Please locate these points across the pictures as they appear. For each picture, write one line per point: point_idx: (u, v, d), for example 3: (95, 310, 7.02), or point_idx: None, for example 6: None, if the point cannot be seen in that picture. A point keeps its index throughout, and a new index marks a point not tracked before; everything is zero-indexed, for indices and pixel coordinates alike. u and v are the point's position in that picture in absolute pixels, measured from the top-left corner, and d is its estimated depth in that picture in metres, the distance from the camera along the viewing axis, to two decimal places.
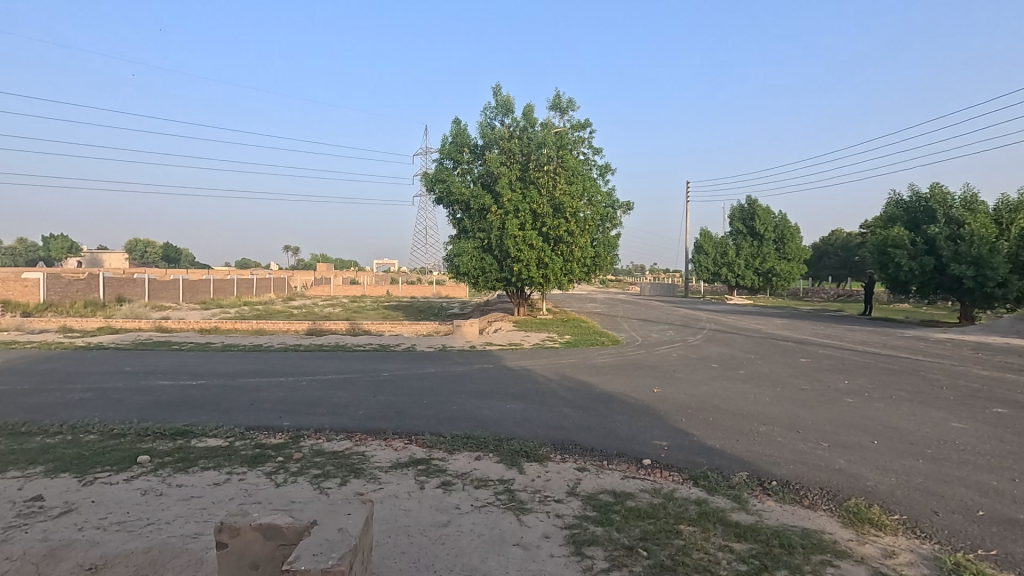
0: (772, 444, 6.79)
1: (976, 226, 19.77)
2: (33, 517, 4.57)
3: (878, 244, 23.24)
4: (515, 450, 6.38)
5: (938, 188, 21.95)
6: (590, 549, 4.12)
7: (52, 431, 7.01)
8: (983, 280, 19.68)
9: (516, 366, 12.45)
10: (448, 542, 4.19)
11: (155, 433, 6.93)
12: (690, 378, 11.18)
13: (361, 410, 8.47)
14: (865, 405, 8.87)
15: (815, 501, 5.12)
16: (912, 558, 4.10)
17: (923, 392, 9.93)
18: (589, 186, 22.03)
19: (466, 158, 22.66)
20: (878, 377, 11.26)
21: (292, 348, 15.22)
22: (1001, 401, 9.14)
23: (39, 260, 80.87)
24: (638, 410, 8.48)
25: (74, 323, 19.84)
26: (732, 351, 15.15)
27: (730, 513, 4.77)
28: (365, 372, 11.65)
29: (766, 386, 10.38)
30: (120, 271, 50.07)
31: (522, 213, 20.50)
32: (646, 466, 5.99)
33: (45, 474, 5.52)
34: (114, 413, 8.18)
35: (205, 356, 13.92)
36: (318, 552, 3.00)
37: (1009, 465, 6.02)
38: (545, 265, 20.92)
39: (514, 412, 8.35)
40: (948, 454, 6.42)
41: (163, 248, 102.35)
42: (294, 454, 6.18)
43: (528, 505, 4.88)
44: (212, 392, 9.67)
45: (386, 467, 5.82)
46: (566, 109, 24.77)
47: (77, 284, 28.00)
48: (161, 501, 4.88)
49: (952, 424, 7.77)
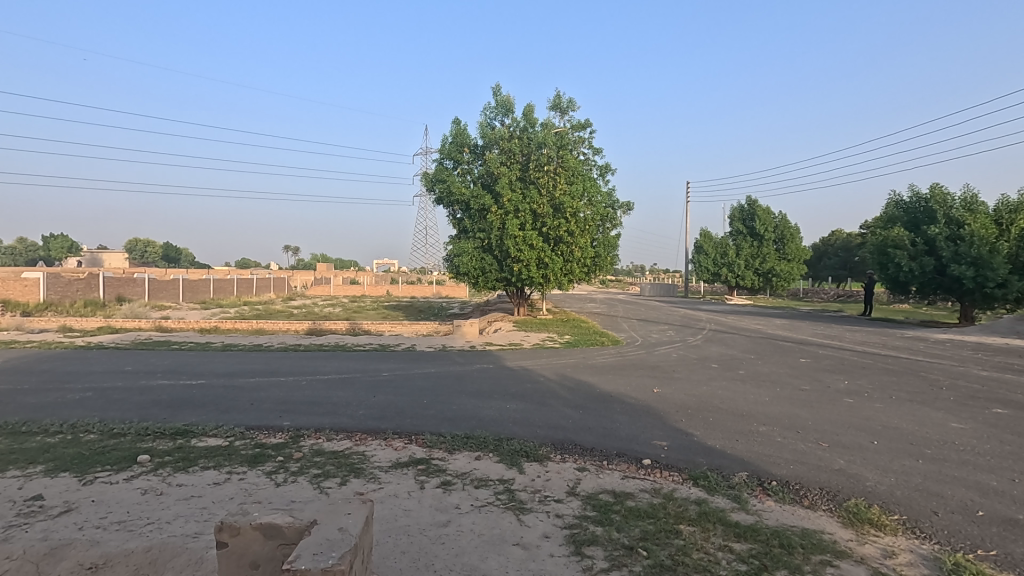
0: (772, 444, 6.80)
1: (976, 226, 19.77)
2: (33, 518, 4.57)
3: (879, 245, 23.23)
4: (515, 449, 6.39)
5: (937, 188, 21.94)
6: (590, 549, 4.12)
7: (52, 431, 6.99)
8: (983, 280, 19.70)
9: (516, 366, 12.46)
10: (448, 542, 4.19)
11: (155, 432, 6.91)
12: (690, 378, 11.19)
13: (362, 410, 8.46)
14: (864, 405, 8.88)
15: (815, 501, 5.13)
16: (911, 559, 4.10)
17: (922, 392, 9.95)
18: (589, 186, 22.05)
19: (466, 158, 22.67)
20: (878, 377, 11.29)
21: (292, 348, 15.20)
22: (1001, 401, 9.16)
23: (40, 259, 81.00)
24: (638, 410, 8.49)
25: (73, 323, 19.78)
26: (731, 351, 15.18)
27: (730, 513, 4.77)
28: (365, 372, 11.64)
29: (766, 386, 10.39)
30: (119, 271, 48.95)
31: (522, 213, 20.50)
32: (646, 466, 5.99)
33: (45, 474, 5.51)
34: (114, 413, 8.16)
35: (205, 356, 13.89)
36: (318, 552, 3.00)
37: (1009, 466, 6.03)
38: (546, 266, 20.93)
39: (515, 412, 8.36)
40: (947, 454, 6.44)
41: (163, 248, 102.59)
42: (294, 454, 6.17)
43: (528, 505, 4.88)
44: (212, 392, 9.65)
45: (386, 466, 5.82)
46: (566, 109, 24.81)
47: (77, 284, 27.96)
48: (161, 501, 4.88)
49: (952, 424, 7.79)
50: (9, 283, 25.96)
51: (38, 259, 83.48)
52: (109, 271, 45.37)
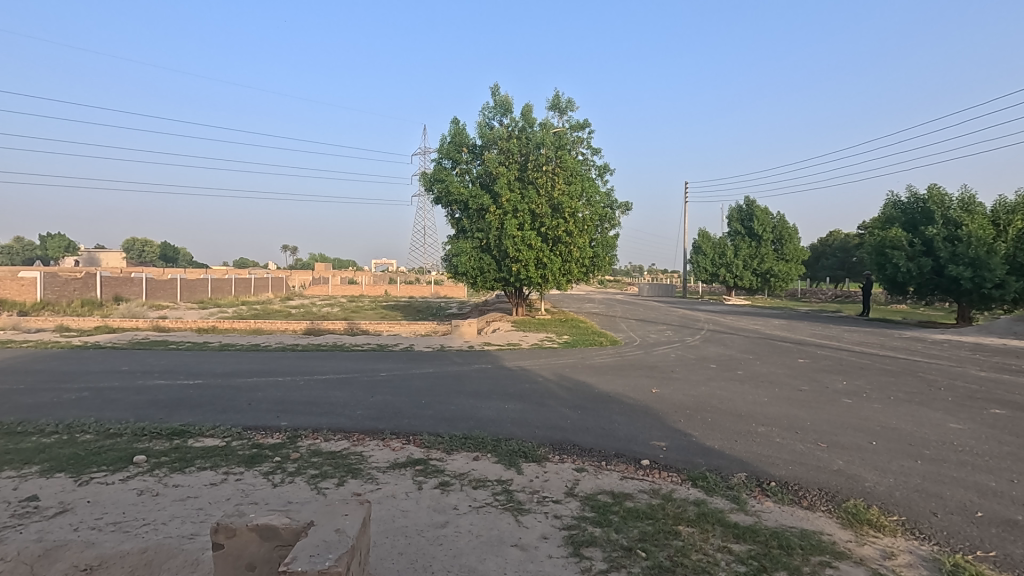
0: (771, 444, 6.80)
1: (974, 227, 19.77)
2: (28, 518, 4.55)
3: (877, 246, 23.20)
4: (513, 450, 6.36)
5: (935, 189, 21.93)
6: (589, 550, 4.10)
7: (48, 431, 6.96)
8: (980, 281, 19.74)
9: (514, 366, 12.47)
10: (445, 542, 4.17)
11: (152, 432, 6.89)
12: (689, 378, 11.20)
13: (359, 410, 8.44)
14: (862, 405, 8.88)
15: (813, 501, 5.12)
16: (910, 560, 4.09)
17: (920, 392, 9.97)
18: (589, 186, 22.08)
19: (464, 158, 22.64)
20: (877, 377, 11.32)
21: (290, 348, 15.17)
22: (999, 402, 9.18)
23: (37, 258, 80.84)
24: (637, 410, 8.48)
25: (70, 322, 19.68)
26: (729, 352, 15.14)
27: (727, 514, 4.74)
28: (363, 372, 11.61)
29: (764, 387, 10.37)
30: (120, 271, 47.66)
31: (521, 212, 20.47)
32: (645, 466, 5.99)
33: (40, 474, 5.49)
34: (111, 413, 8.12)
35: (201, 356, 13.81)
36: (313, 554, 2.97)
37: (1008, 466, 6.03)
38: (545, 266, 20.90)
39: (513, 412, 8.36)
40: (946, 455, 6.43)
41: (162, 247, 102.63)
42: (292, 454, 6.16)
43: (526, 506, 4.87)
44: (208, 392, 9.59)
45: (385, 467, 5.81)
46: (565, 110, 24.87)
47: (74, 284, 27.88)
48: (157, 501, 4.86)
49: (950, 424, 7.80)
50: (7, 283, 25.92)
51: (36, 260, 83.15)
52: (110, 271, 44.54)
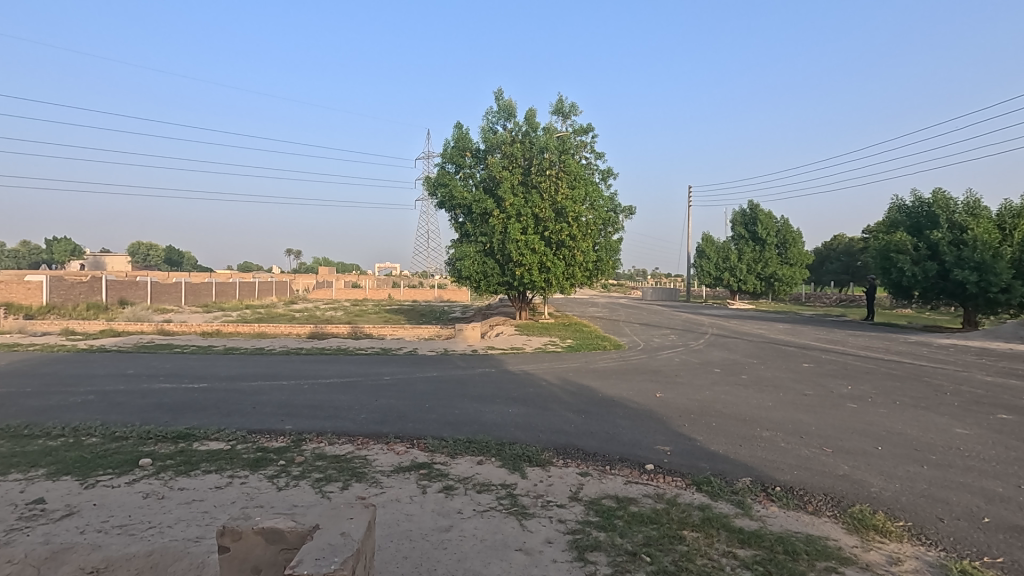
0: (777, 450, 6.77)
1: (979, 231, 19.72)
2: (35, 520, 4.57)
3: (881, 250, 23.10)
4: (517, 454, 6.36)
5: (939, 193, 21.84)
6: (594, 554, 4.10)
7: (56, 434, 6.99)
8: (986, 285, 19.64)
9: (518, 370, 12.47)
10: (449, 546, 4.17)
11: (157, 436, 6.92)
12: (693, 383, 11.15)
13: (363, 414, 8.43)
14: (868, 410, 8.84)
15: (819, 507, 5.09)
16: (917, 566, 4.06)
17: (926, 397, 9.91)
18: (592, 190, 22.01)
19: (467, 163, 22.71)
20: (882, 382, 11.27)
21: (294, 351, 15.17)
22: (1005, 407, 9.09)
23: (43, 262, 81.75)
24: (640, 414, 8.48)
25: (75, 326, 19.70)
26: (733, 356, 15.08)
27: (733, 519, 4.73)
28: (367, 376, 11.61)
29: (769, 391, 10.31)
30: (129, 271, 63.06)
31: (524, 217, 20.51)
32: (649, 471, 5.97)
33: (47, 476, 5.52)
34: (117, 416, 8.16)
35: (207, 359, 13.84)
36: (319, 557, 2.98)
37: (1014, 471, 6.00)
38: (548, 270, 20.89)
39: (517, 416, 8.35)
40: (951, 460, 6.39)
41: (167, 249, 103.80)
42: (296, 458, 6.17)
43: (530, 510, 4.86)
44: (213, 396, 9.61)
45: (388, 471, 5.81)
46: (568, 114, 24.95)
47: (80, 288, 27.99)
48: (162, 504, 4.87)
49: (955, 430, 7.74)
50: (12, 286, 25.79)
51: (43, 264, 84.09)
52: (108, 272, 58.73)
